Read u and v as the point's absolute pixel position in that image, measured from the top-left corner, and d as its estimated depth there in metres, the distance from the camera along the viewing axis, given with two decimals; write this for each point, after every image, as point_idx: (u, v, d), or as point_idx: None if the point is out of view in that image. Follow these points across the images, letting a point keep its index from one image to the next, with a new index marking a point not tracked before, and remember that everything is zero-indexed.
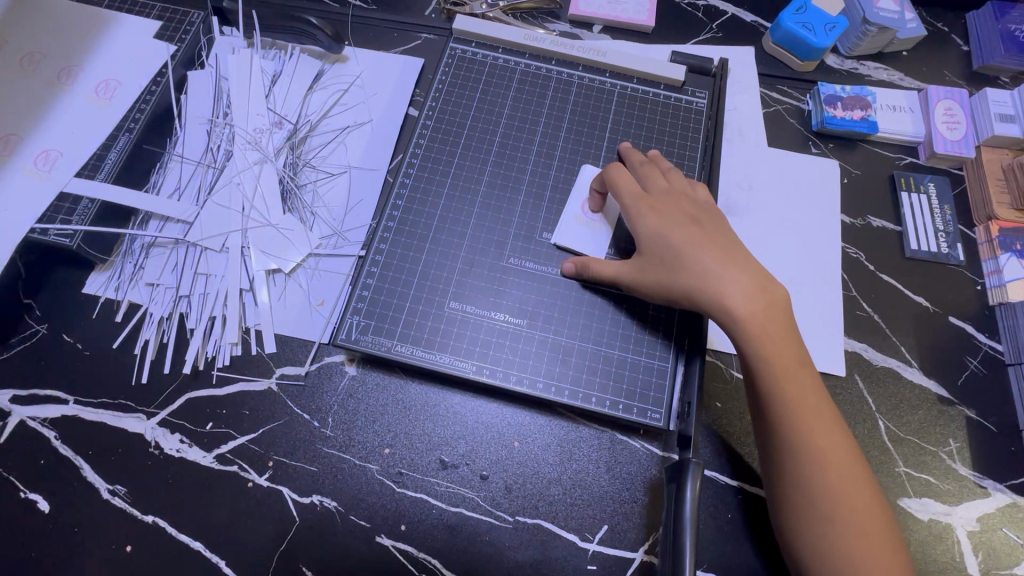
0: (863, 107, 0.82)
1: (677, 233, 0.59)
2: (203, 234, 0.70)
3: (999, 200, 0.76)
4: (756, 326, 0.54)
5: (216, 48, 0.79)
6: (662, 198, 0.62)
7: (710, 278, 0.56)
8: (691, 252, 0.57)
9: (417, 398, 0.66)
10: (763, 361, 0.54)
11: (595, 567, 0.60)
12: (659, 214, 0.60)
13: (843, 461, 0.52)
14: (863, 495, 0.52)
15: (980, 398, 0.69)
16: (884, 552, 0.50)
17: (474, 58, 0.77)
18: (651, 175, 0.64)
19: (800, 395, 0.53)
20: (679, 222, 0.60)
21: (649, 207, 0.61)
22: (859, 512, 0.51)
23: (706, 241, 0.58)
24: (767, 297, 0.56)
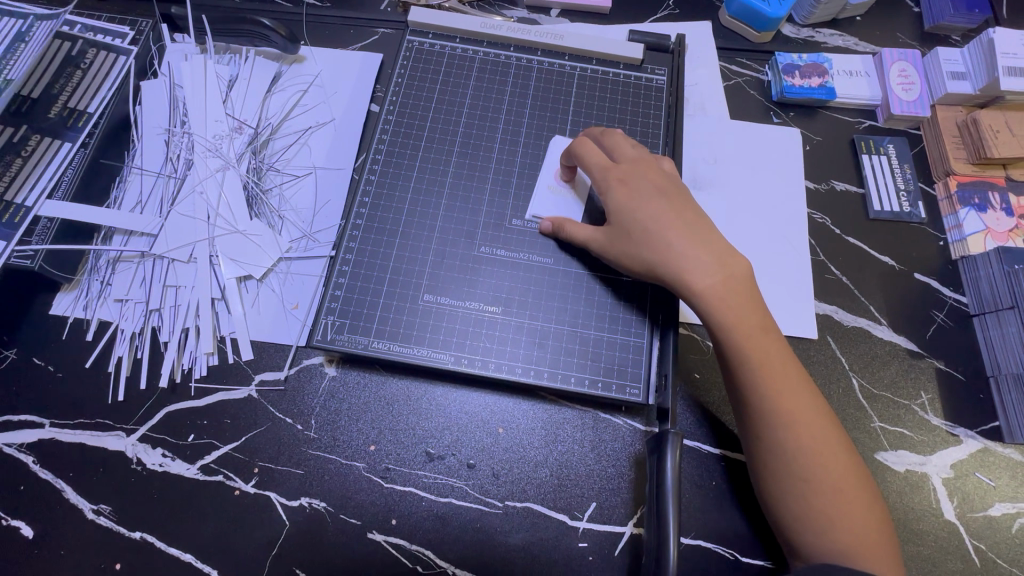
0: (820, 74, 0.83)
1: (641, 208, 0.59)
2: (170, 246, 0.69)
3: (956, 156, 0.78)
4: (720, 297, 0.56)
5: (168, 56, 0.77)
6: (630, 173, 0.62)
7: (676, 253, 0.57)
8: (656, 227, 0.58)
9: (399, 393, 0.66)
10: (733, 328, 0.55)
11: (586, 545, 0.61)
12: (625, 191, 0.61)
13: (815, 423, 0.53)
14: (837, 455, 0.53)
15: (948, 349, 0.71)
16: (860, 507, 0.52)
17: (431, 50, 0.77)
18: (619, 150, 0.64)
19: (769, 361, 0.54)
20: (647, 196, 0.60)
21: (616, 184, 0.61)
22: (835, 472, 0.52)
23: (670, 216, 0.59)
24: (728, 268, 0.57)
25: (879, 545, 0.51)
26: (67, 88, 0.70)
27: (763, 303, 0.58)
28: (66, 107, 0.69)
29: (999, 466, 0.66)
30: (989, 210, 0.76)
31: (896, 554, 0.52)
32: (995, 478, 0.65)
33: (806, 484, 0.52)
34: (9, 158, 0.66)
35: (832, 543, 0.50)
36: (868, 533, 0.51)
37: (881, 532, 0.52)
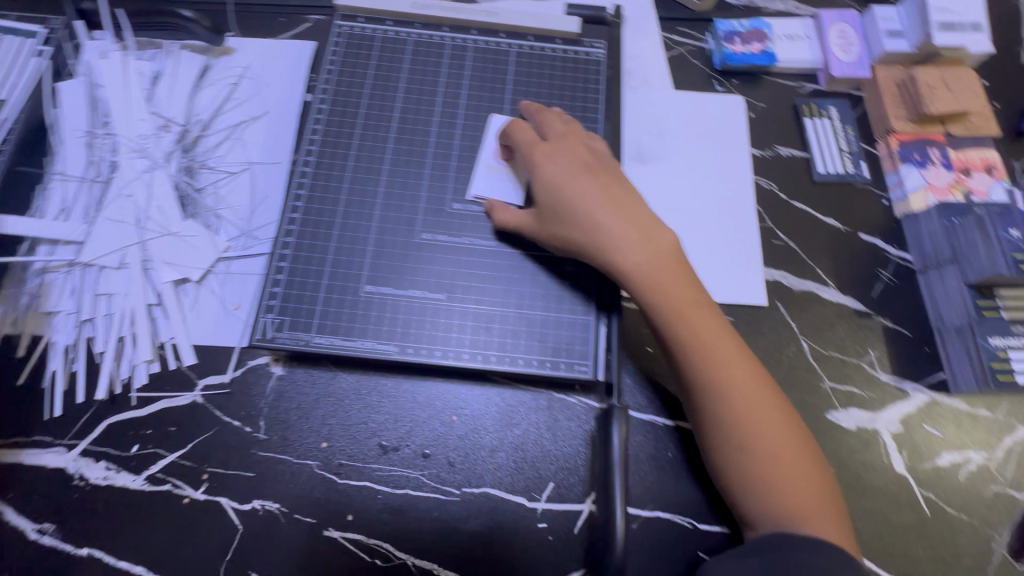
0: (761, 40, 0.83)
1: (569, 188, 0.59)
2: (98, 252, 0.66)
3: (896, 114, 0.78)
4: (647, 274, 0.56)
5: (84, 54, 0.74)
6: (557, 153, 0.61)
7: (602, 233, 0.57)
8: (583, 207, 0.58)
9: (349, 388, 0.65)
10: (662, 303, 0.56)
11: (546, 526, 0.61)
12: (553, 171, 0.60)
13: (750, 391, 0.54)
14: (775, 420, 0.53)
15: (895, 306, 0.72)
16: (800, 469, 0.52)
17: (362, 34, 0.74)
18: (549, 129, 0.64)
19: (701, 333, 0.55)
20: (574, 174, 0.60)
21: (544, 165, 0.61)
22: (772, 437, 0.53)
23: (597, 195, 0.59)
24: (654, 245, 0.57)
25: (822, 505, 0.52)
26: None
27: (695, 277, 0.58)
28: None
29: (946, 416, 0.67)
30: (930, 166, 0.76)
31: (840, 513, 0.52)
32: (943, 428, 0.67)
33: (744, 451, 0.53)
34: None
35: (773, 508, 0.51)
36: (807, 495, 0.52)
37: (825, 493, 0.52)
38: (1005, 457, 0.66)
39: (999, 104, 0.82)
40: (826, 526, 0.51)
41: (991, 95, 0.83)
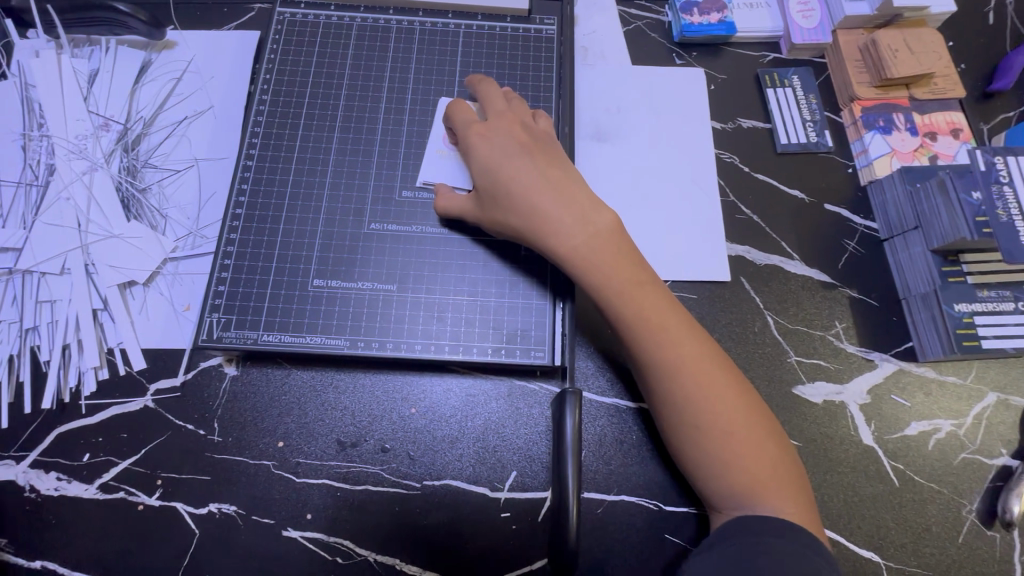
0: (719, 10, 0.81)
1: (506, 170, 0.57)
2: (38, 258, 0.64)
3: (859, 80, 0.76)
4: (589, 255, 0.55)
5: (16, 54, 0.71)
6: (495, 134, 0.60)
7: (541, 215, 0.56)
8: (521, 189, 0.56)
9: (304, 385, 0.63)
10: (607, 285, 0.54)
11: (509, 515, 0.60)
12: (490, 153, 0.59)
13: (702, 367, 0.53)
14: (726, 395, 0.52)
15: (861, 276, 0.71)
16: (753, 444, 0.51)
17: (304, 21, 0.72)
18: (489, 109, 0.62)
19: (648, 311, 0.54)
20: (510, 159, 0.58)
21: (482, 146, 0.59)
22: (724, 414, 0.52)
23: (536, 175, 0.57)
24: (597, 225, 0.56)
25: (780, 478, 0.51)
26: None
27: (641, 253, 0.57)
28: None
29: (913, 385, 0.66)
30: (894, 131, 0.75)
31: (800, 488, 0.51)
32: (911, 398, 0.66)
33: (699, 429, 0.52)
34: None
35: (730, 484, 0.50)
36: (765, 471, 0.51)
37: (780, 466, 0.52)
38: (975, 424, 0.65)
39: (965, 65, 0.80)
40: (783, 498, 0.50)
41: (956, 56, 0.81)
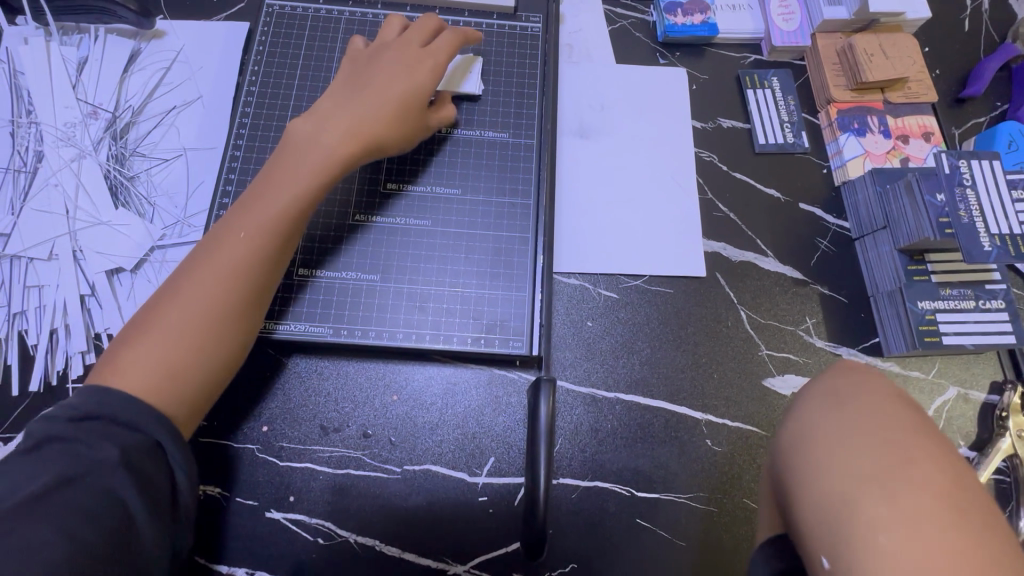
0: (702, 11, 0.82)
1: (312, 160, 0.56)
2: (26, 244, 0.65)
3: (836, 82, 0.78)
4: (304, 209, 0.55)
5: (5, 41, 0.71)
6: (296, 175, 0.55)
7: (319, 163, 0.56)
8: (280, 188, 0.54)
9: (289, 372, 0.65)
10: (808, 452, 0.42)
11: (487, 499, 0.62)
12: (280, 177, 0.55)
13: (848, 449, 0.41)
14: (882, 438, 0.41)
15: (832, 273, 0.73)
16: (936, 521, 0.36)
17: (293, 13, 0.73)
18: (280, 184, 0.54)
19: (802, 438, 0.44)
20: (350, 111, 0.59)
21: (282, 168, 0.55)
22: (897, 453, 0.40)
23: (292, 182, 0.55)
24: (255, 248, 0.52)
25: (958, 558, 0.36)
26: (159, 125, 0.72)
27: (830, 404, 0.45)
28: (62, 92, 0.71)
29: None
30: (868, 134, 0.77)
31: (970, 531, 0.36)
32: None
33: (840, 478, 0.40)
34: (129, 161, 0.70)
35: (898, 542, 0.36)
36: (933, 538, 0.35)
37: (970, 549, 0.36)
38: (935, 417, 0.68)
39: (938, 70, 0.83)
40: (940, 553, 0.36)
41: (931, 62, 0.83)
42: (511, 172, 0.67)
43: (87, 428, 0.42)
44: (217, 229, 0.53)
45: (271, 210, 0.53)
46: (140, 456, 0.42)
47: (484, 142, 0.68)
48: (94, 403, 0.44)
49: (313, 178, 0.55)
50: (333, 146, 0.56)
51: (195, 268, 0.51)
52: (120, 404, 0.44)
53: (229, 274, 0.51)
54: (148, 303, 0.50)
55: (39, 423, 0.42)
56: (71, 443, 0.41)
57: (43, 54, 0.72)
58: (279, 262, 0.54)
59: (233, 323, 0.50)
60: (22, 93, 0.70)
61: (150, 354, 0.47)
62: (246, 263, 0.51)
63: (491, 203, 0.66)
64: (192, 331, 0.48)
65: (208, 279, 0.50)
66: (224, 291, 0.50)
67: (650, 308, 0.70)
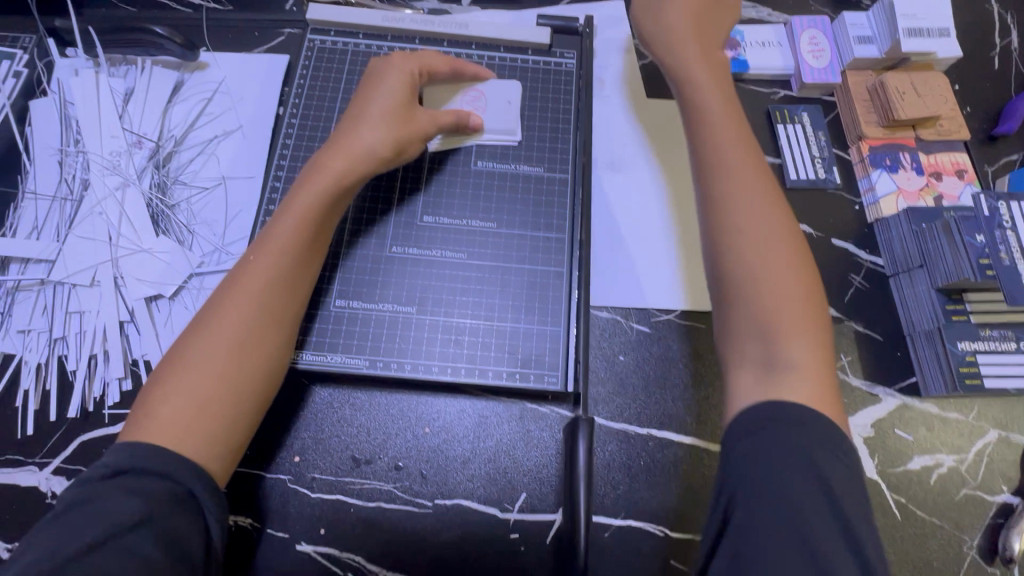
0: (732, 47, 0.83)
1: (315, 183, 0.57)
2: (69, 270, 0.66)
3: (867, 119, 0.79)
4: (310, 234, 0.57)
5: (57, 72, 0.74)
6: (302, 200, 0.57)
7: (323, 184, 0.57)
8: (287, 216, 0.56)
9: (321, 402, 0.65)
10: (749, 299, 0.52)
11: (518, 536, 0.61)
12: (289, 206, 0.57)
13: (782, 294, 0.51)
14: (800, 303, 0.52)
15: (867, 310, 0.72)
16: (800, 313, 0.51)
17: (333, 48, 0.75)
18: (287, 213, 0.56)
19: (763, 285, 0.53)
20: (347, 131, 0.60)
21: (289, 196, 0.58)
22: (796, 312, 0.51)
23: (297, 208, 0.57)
24: (266, 277, 0.54)
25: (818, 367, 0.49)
26: (200, 154, 0.73)
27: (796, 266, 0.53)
28: (109, 121, 0.73)
29: (917, 421, 0.68)
30: (900, 170, 0.77)
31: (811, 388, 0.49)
32: (914, 432, 0.67)
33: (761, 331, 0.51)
34: (171, 189, 0.71)
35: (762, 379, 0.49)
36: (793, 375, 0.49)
37: (830, 367, 0.50)
38: (976, 460, 0.66)
39: (969, 108, 0.83)
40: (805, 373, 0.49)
41: (962, 99, 0.83)
42: (545, 206, 0.68)
43: (116, 484, 0.44)
44: (241, 261, 0.56)
45: (283, 236, 0.55)
46: (171, 509, 0.45)
47: (519, 176, 0.69)
48: (126, 458, 0.46)
49: (317, 200, 0.57)
50: (332, 165, 0.58)
51: (215, 303, 0.53)
52: (148, 456, 0.46)
53: (244, 307, 0.53)
54: (179, 339, 0.52)
55: (77, 482, 0.45)
56: (101, 500, 0.43)
57: (90, 84, 0.74)
58: (296, 286, 0.56)
59: (253, 351, 0.52)
60: (70, 123, 0.72)
61: (181, 390, 0.49)
62: (262, 290, 0.53)
63: (525, 236, 0.66)
64: (216, 362, 0.50)
65: (228, 310, 0.52)
66: (243, 320, 0.52)
67: (683, 343, 0.70)
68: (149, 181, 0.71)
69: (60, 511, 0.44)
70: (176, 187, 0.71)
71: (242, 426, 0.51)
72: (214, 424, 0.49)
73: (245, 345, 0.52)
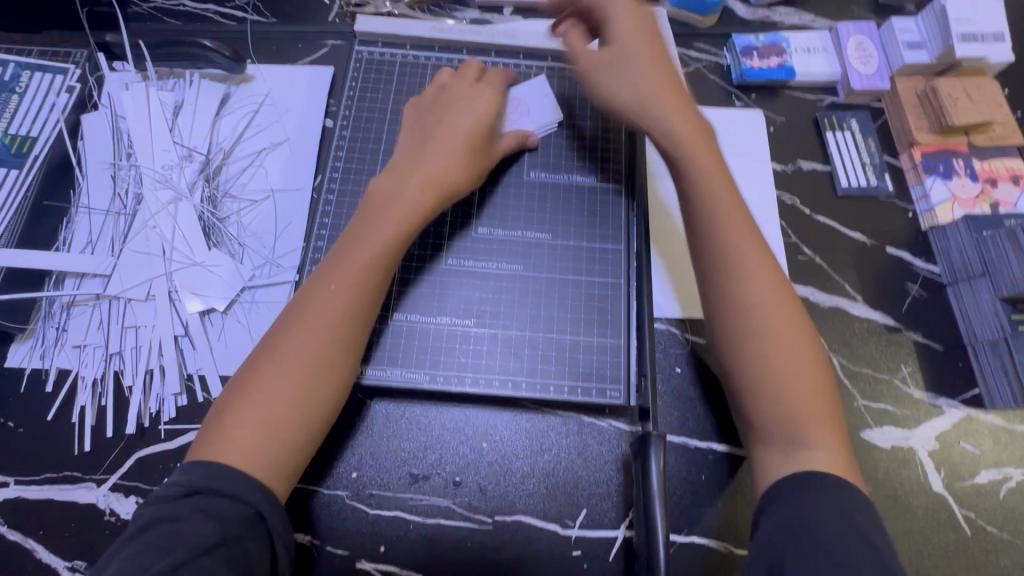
0: (778, 54, 0.83)
1: (391, 212, 0.56)
2: (124, 285, 0.66)
3: (919, 126, 0.78)
4: (386, 262, 0.55)
5: (107, 86, 0.74)
6: (377, 227, 0.56)
7: (400, 212, 0.57)
8: (364, 241, 0.55)
9: (378, 416, 0.64)
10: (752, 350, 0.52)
11: (580, 553, 0.60)
12: (364, 230, 0.56)
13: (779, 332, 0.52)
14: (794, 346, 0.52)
15: (925, 319, 0.71)
16: (795, 344, 0.52)
17: (381, 59, 0.75)
18: (365, 239, 0.55)
19: (770, 336, 0.52)
20: (426, 160, 0.59)
21: (364, 220, 0.57)
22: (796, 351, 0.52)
23: (376, 236, 0.55)
24: (344, 306, 0.53)
25: (824, 421, 0.50)
26: (250, 168, 0.73)
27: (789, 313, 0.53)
28: (159, 135, 0.73)
29: (982, 433, 0.66)
30: (955, 177, 0.76)
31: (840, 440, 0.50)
32: (979, 445, 0.66)
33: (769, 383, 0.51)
34: (222, 202, 0.71)
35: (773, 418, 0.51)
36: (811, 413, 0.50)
37: (831, 405, 0.51)
38: None
39: (1022, 112, 0.82)
40: (824, 443, 0.49)
41: (1014, 103, 0.82)
42: (600, 216, 0.67)
43: (187, 504, 0.44)
44: (315, 282, 0.54)
45: (363, 264, 0.54)
46: (239, 530, 0.44)
47: (573, 186, 0.68)
48: (199, 477, 0.45)
49: (399, 228, 0.56)
50: (413, 198, 0.57)
51: (290, 324, 0.52)
52: (223, 476, 0.46)
53: (320, 334, 0.52)
54: (254, 353, 0.52)
55: (150, 503, 0.45)
56: (179, 522, 0.43)
57: (138, 97, 0.73)
58: (370, 318, 0.55)
59: (326, 380, 0.51)
60: (122, 138, 0.72)
61: (255, 410, 0.49)
62: (340, 318, 0.52)
63: (581, 247, 0.66)
64: (291, 386, 0.50)
65: (305, 330, 0.52)
66: (318, 346, 0.51)
67: None
68: (200, 196, 0.71)
69: (136, 531, 0.43)
70: (228, 201, 0.71)
71: (305, 454, 0.51)
72: (281, 450, 0.49)
73: (319, 373, 0.51)
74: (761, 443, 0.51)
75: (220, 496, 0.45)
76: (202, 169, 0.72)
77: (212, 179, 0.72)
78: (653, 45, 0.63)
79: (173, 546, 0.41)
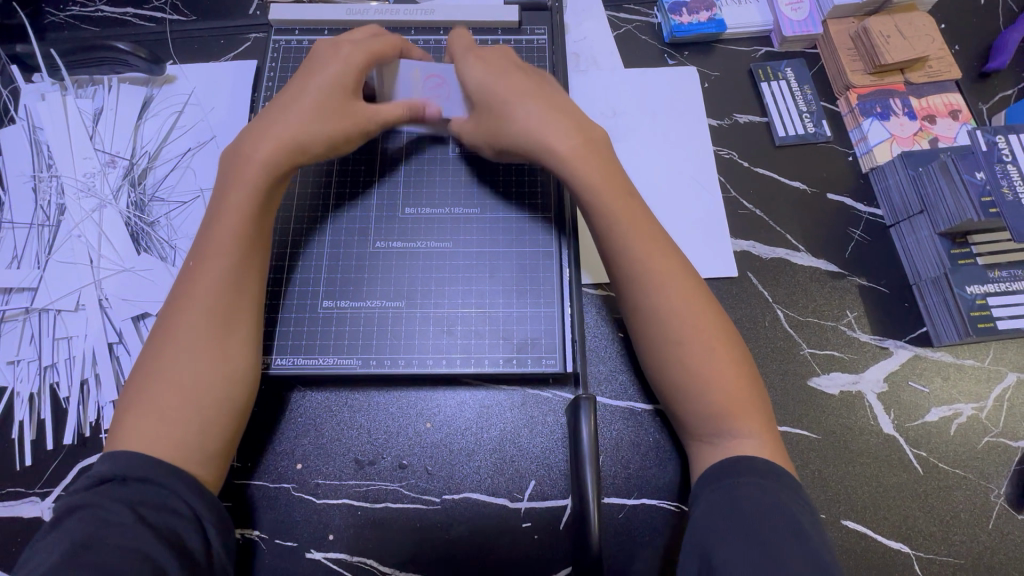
0: (707, 8, 0.81)
1: (243, 180, 0.55)
2: (53, 296, 0.65)
3: (853, 68, 0.76)
4: (246, 229, 0.54)
5: (23, 99, 0.73)
6: (235, 199, 0.54)
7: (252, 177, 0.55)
8: (224, 217, 0.54)
9: (319, 406, 0.64)
10: (668, 351, 0.53)
11: (531, 525, 0.60)
12: (225, 206, 0.54)
13: (698, 324, 0.53)
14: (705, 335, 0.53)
15: (869, 263, 0.70)
16: (709, 335, 0.53)
17: (299, 47, 0.73)
18: (223, 214, 0.54)
19: (683, 331, 0.53)
20: (273, 120, 0.57)
21: (223, 196, 0.55)
22: (711, 341, 0.53)
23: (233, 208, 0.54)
24: (208, 283, 0.52)
25: (748, 409, 0.51)
26: (175, 170, 0.72)
27: (705, 303, 0.54)
28: (80, 144, 0.72)
29: (931, 370, 0.66)
30: (892, 117, 0.75)
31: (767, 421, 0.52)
32: (929, 384, 0.65)
33: (690, 378, 0.52)
34: (148, 206, 0.70)
35: (705, 408, 0.52)
36: (734, 398, 0.51)
37: (752, 384, 0.53)
38: (996, 406, 0.64)
39: (958, 47, 0.80)
40: (753, 432, 0.51)
41: (949, 38, 0.81)
42: (527, 189, 0.66)
43: (107, 493, 0.43)
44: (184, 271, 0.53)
45: (224, 236, 0.53)
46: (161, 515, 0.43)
47: None
48: (119, 467, 0.44)
49: (251, 193, 0.55)
50: (260, 156, 0.55)
51: (168, 318, 0.51)
52: (145, 463, 0.45)
53: (193, 316, 0.51)
54: (144, 356, 0.50)
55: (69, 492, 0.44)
56: (95, 509, 0.42)
57: (55, 107, 0.73)
58: (250, 281, 0.54)
59: (214, 355, 0.50)
60: (42, 150, 0.71)
61: (147, 405, 0.48)
62: (212, 292, 0.52)
63: (510, 220, 0.65)
64: (173, 373, 0.49)
65: (181, 317, 0.51)
66: (195, 329, 0.50)
67: None
68: (126, 201, 0.70)
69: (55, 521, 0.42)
70: (155, 203, 0.70)
71: (225, 436, 0.50)
72: (191, 437, 0.48)
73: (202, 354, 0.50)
74: (696, 441, 0.53)
75: (140, 482, 0.44)
76: (126, 175, 0.71)
77: (137, 183, 0.71)
78: (524, 77, 0.62)
79: (87, 536, 0.40)
